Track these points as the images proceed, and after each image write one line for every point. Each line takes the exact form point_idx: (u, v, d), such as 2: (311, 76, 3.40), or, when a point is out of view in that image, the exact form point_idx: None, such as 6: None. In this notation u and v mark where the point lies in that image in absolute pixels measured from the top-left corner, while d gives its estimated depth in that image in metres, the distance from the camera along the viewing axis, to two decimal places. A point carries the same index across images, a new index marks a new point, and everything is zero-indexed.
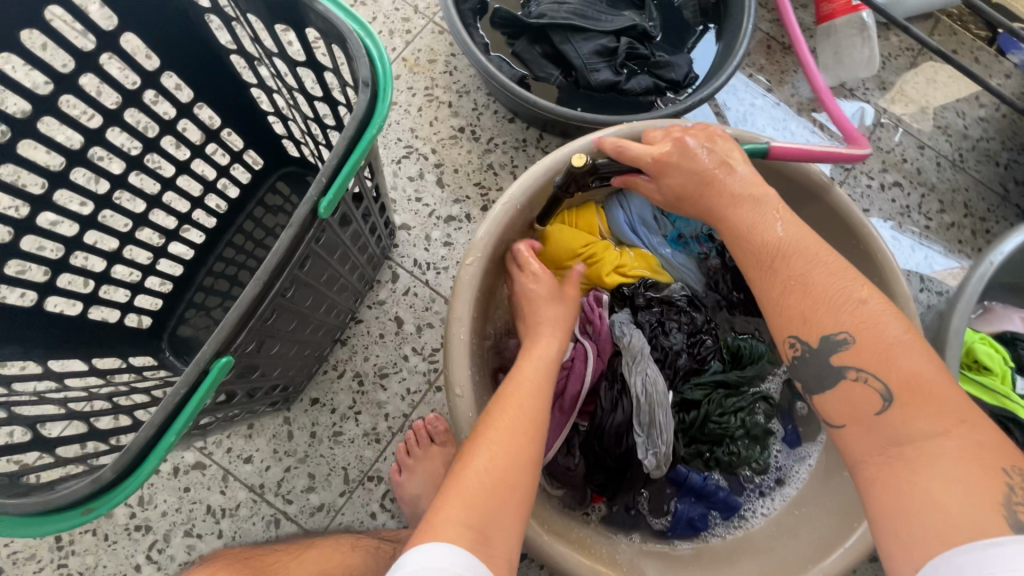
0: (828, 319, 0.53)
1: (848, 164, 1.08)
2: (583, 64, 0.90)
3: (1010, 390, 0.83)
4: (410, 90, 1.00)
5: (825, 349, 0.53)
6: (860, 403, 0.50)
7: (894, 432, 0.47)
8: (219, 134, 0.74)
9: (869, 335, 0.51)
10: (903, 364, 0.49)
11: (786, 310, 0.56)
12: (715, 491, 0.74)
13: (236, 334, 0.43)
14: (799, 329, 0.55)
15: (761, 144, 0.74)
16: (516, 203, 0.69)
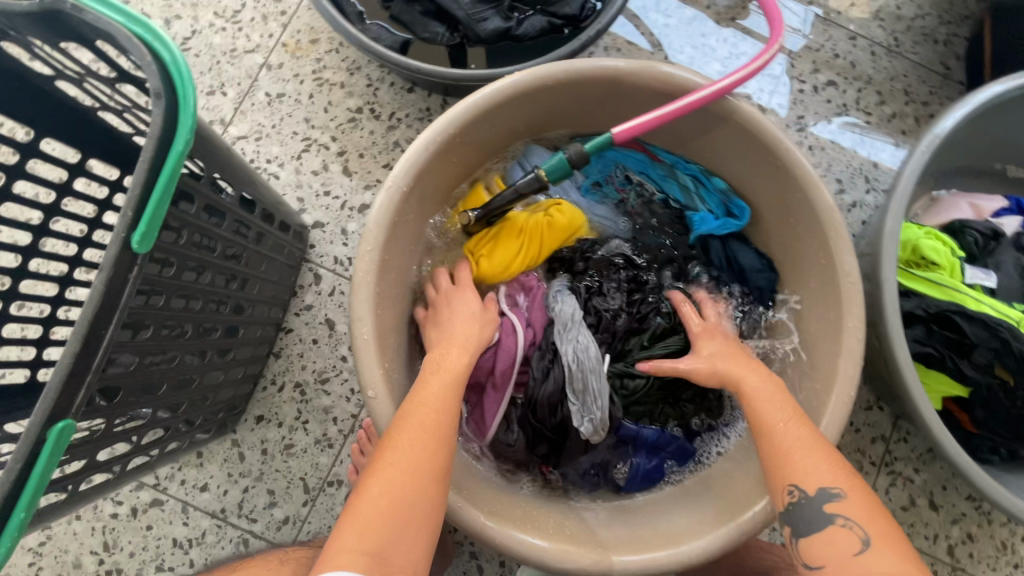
0: (827, 472, 0.55)
1: (776, 71, 1.01)
2: (467, 16, 0.83)
3: (958, 282, 0.79)
4: (297, 77, 0.93)
5: (821, 498, 0.54)
6: (843, 547, 0.52)
7: (869, 573, 0.50)
8: (80, 167, 0.69)
9: (852, 491, 0.54)
10: (878, 518, 0.53)
11: (782, 459, 0.57)
12: (669, 442, 0.75)
13: (69, 397, 0.42)
14: (800, 476, 0.55)
15: (659, 71, 0.66)
16: (402, 186, 0.64)
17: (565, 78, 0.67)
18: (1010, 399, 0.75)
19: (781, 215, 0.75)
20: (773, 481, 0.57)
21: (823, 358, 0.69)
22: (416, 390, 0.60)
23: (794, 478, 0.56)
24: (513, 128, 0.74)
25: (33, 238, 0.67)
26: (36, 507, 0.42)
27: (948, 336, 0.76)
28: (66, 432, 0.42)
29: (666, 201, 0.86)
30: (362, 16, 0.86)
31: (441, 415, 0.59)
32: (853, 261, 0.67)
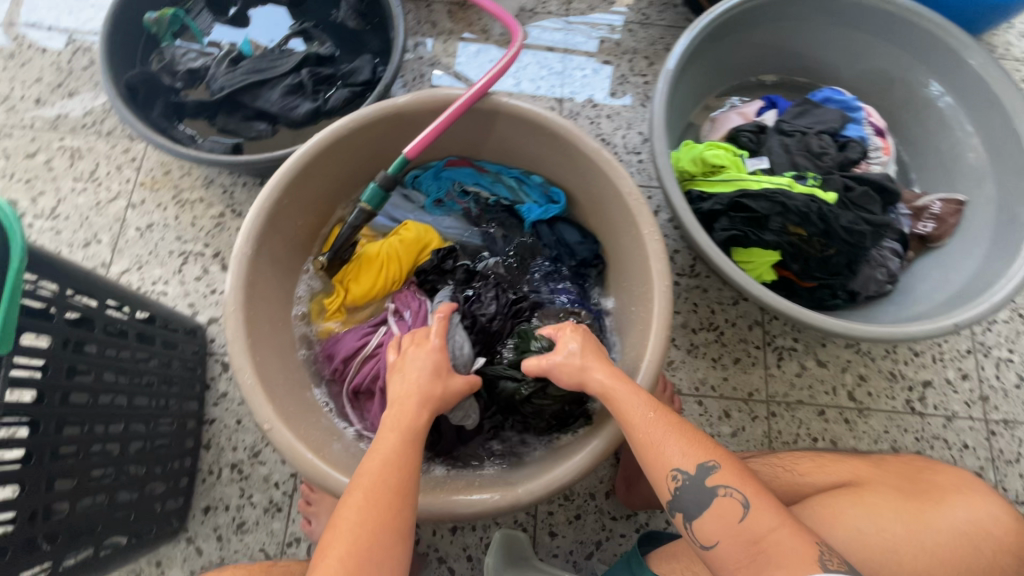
0: (699, 448, 0.59)
1: (559, 68, 1.21)
2: (281, 108, 0.99)
3: (742, 172, 0.94)
4: (160, 206, 1.05)
5: (699, 474, 0.57)
6: (732, 515, 0.55)
7: (752, 533, 0.54)
8: None
9: (722, 457, 0.59)
10: (748, 477, 0.57)
11: (658, 447, 0.60)
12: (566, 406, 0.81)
13: None
14: (679, 460, 0.58)
15: (428, 96, 0.82)
16: (247, 250, 0.74)
17: (359, 125, 0.81)
18: (814, 247, 0.88)
19: (574, 173, 0.89)
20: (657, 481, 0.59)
21: (639, 265, 0.81)
22: (372, 451, 0.62)
23: (675, 462, 0.59)
24: (334, 180, 0.87)
25: None
26: None
27: (744, 216, 0.90)
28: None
29: (499, 201, 0.99)
30: (194, 138, 1.00)
31: (397, 467, 0.60)
32: (631, 182, 0.81)
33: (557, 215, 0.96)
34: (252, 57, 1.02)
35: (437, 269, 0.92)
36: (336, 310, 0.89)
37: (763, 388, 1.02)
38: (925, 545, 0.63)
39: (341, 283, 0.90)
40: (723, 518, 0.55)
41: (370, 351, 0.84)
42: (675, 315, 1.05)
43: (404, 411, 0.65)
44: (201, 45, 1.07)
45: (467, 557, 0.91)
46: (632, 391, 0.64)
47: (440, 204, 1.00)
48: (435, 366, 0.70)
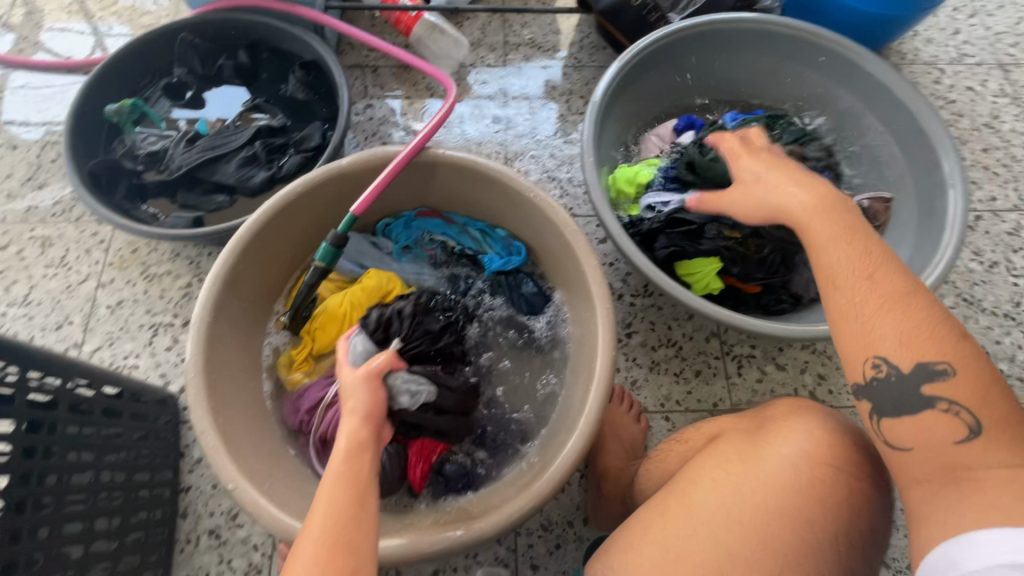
0: (894, 317, 0.59)
1: (502, 115, 1.28)
2: (237, 179, 1.05)
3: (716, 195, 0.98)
4: (130, 282, 1.10)
5: (913, 371, 0.57)
6: (939, 433, 0.56)
7: (964, 457, 0.54)
8: None
9: (964, 367, 0.56)
10: (961, 386, 0.55)
11: (908, 341, 0.58)
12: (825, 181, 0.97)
13: None
14: (890, 350, 0.58)
15: (370, 155, 0.88)
16: (206, 317, 0.78)
17: (305, 190, 0.86)
18: (749, 249, 0.95)
19: (513, 213, 0.94)
20: (857, 345, 0.61)
21: (582, 291, 0.86)
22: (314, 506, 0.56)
23: (881, 351, 0.59)
24: (288, 241, 0.91)
25: None
26: None
27: (681, 230, 0.97)
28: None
29: (464, 251, 1.02)
30: (157, 216, 1.05)
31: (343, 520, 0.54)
32: (564, 214, 0.86)
33: (518, 266, 0.99)
34: (208, 135, 1.09)
35: None
36: (303, 362, 0.93)
37: (727, 398, 1.04)
38: (766, 473, 0.60)
39: (308, 333, 0.93)
40: (931, 431, 0.56)
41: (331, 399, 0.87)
42: (634, 335, 1.08)
43: (359, 403, 0.64)
44: (161, 129, 1.14)
45: None
46: (824, 255, 0.67)
47: (408, 252, 1.02)
48: (361, 387, 0.66)
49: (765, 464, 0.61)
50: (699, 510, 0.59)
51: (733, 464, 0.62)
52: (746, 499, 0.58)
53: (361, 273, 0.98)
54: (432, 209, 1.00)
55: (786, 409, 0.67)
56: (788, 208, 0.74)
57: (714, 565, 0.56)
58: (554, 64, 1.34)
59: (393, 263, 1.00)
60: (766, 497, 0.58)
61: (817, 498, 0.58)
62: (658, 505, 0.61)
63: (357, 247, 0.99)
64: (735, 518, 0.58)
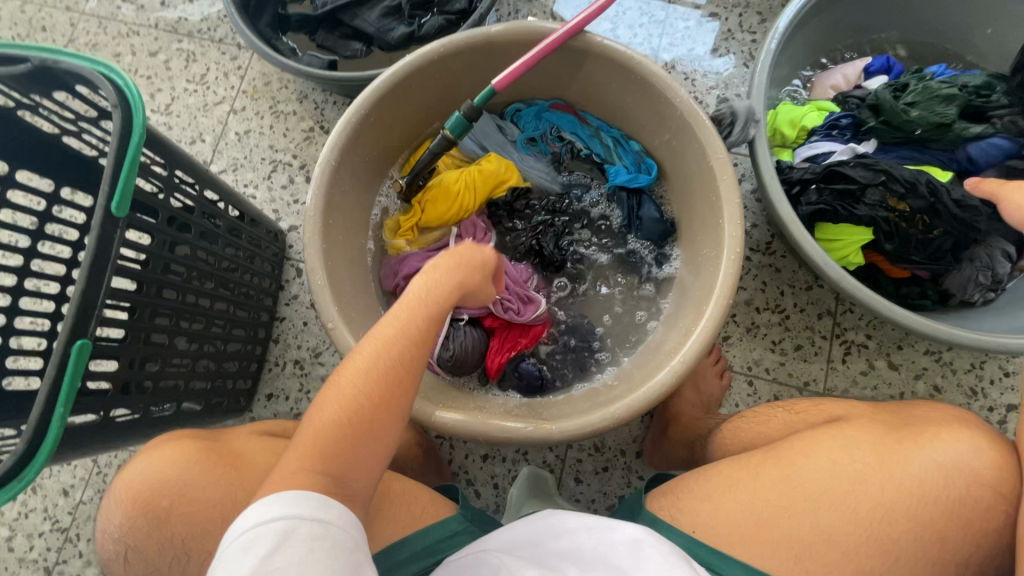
0: None
1: (662, 17, 1.14)
2: (377, 30, 1.01)
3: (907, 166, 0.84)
4: (258, 114, 1.12)
5: None
6: None
7: None
8: (59, 203, 0.76)
9: None
10: None
11: None
12: None
13: (83, 320, 0.57)
14: None
15: (524, 26, 0.81)
16: (332, 160, 0.78)
17: (448, 51, 0.81)
18: (916, 226, 0.81)
19: (658, 126, 0.85)
20: None
21: (712, 228, 0.79)
22: (394, 308, 0.59)
23: None
24: (418, 103, 0.88)
25: (74, 264, 0.78)
26: (71, 404, 0.57)
27: (837, 188, 0.84)
28: (85, 349, 0.57)
29: (590, 156, 0.95)
30: (295, 51, 1.04)
31: (411, 340, 0.57)
32: (719, 138, 0.77)
33: (644, 186, 0.92)
34: None
35: (507, 207, 0.93)
36: (407, 231, 0.93)
37: (821, 380, 0.97)
38: (898, 476, 0.54)
39: (417, 203, 0.92)
40: None
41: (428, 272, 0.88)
42: (742, 290, 1.01)
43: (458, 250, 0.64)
44: None
45: (494, 487, 0.96)
46: None
47: (531, 144, 0.97)
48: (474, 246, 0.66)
49: (902, 464, 0.55)
50: (802, 484, 0.56)
51: (864, 455, 0.56)
52: (868, 491, 0.54)
53: (480, 155, 0.95)
54: (567, 104, 0.94)
55: (944, 418, 0.59)
56: None
57: (806, 540, 0.53)
58: None
59: (515, 154, 0.96)
60: (891, 498, 0.54)
61: (959, 516, 0.53)
62: (757, 464, 0.58)
63: (483, 128, 0.95)
64: (845, 508, 0.54)
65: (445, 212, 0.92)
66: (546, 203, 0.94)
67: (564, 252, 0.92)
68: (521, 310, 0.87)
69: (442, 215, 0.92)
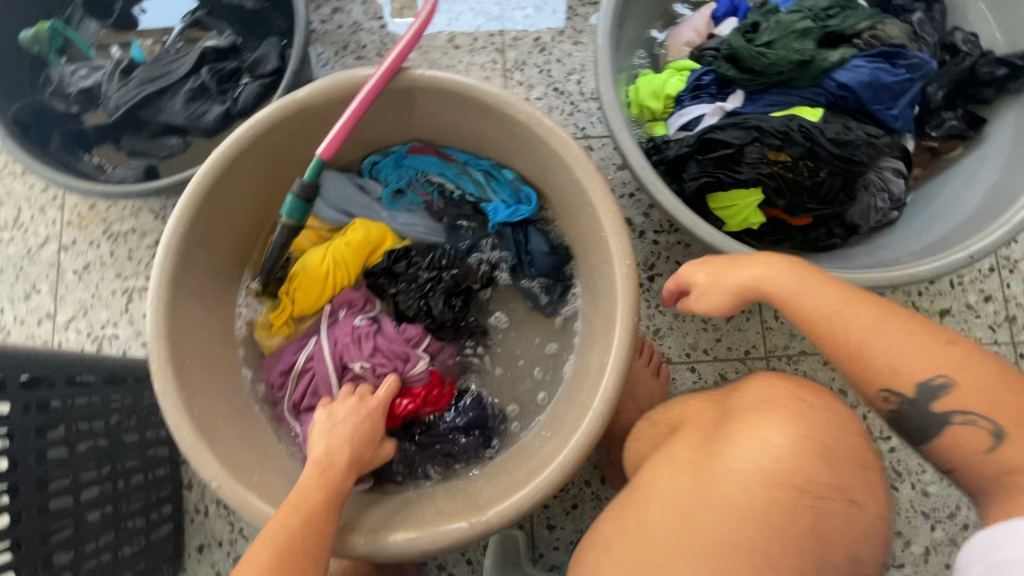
0: (920, 363, 0.50)
1: (497, 11, 1.05)
2: (187, 119, 0.89)
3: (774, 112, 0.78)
4: (93, 243, 0.99)
5: (922, 396, 0.50)
6: (975, 441, 0.49)
7: (1005, 463, 0.48)
8: None
9: (963, 375, 0.49)
10: (1007, 399, 0.48)
11: (925, 357, 0.50)
12: (905, 85, 0.76)
13: None
14: (888, 380, 0.51)
15: (334, 83, 0.73)
16: (165, 294, 0.68)
17: (261, 133, 0.72)
18: (802, 173, 0.77)
19: (513, 145, 0.78)
20: (890, 369, 0.51)
21: (596, 243, 0.73)
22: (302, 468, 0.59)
23: (882, 382, 0.52)
24: (251, 196, 0.78)
25: None
26: None
27: (715, 156, 0.79)
28: None
29: (466, 196, 0.88)
30: (103, 167, 0.91)
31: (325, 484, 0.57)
32: (573, 146, 0.71)
33: (529, 218, 0.85)
34: (144, 63, 0.90)
35: (387, 273, 0.83)
36: (283, 325, 0.83)
37: (761, 344, 0.94)
38: (728, 484, 0.53)
39: (286, 295, 0.82)
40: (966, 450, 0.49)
41: (302, 366, 0.80)
42: (657, 277, 0.96)
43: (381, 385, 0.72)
44: (92, 59, 0.93)
45: (467, 564, 0.89)
46: (819, 298, 0.54)
47: (400, 195, 0.88)
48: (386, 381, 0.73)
49: (710, 478, 0.54)
50: (650, 536, 0.53)
51: (682, 479, 0.55)
52: (700, 531, 0.52)
53: (345, 221, 0.86)
54: (426, 146, 0.85)
55: (802, 394, 0.57)
56: (771, 286, 0.57)
57: None
58: None
59: (384, 212, 0.87)
60: (731, 539, 0.51)
61: (775, 530, 0.51)
62: (622, 518, 0.57)
63: (339, 190, 0.85)
64: (742, 548, 0.51)
65: (316, 293, 0.82)
66: (430, 258, 0.83)
67: (457, 308, 0.82)
68: (399, 371, 0.78)
69: (313, 298, 0.82)
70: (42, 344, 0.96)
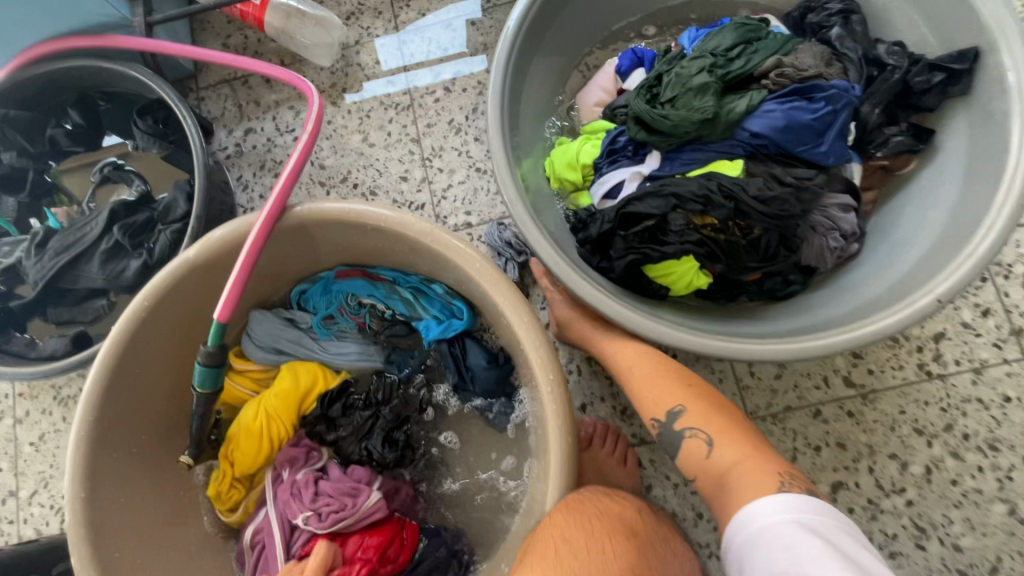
0: (669, 395, 0.68)
1: (406, 101, 1.03)
2: (107, 280, 0.88)
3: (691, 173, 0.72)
4: (45, 411, 0.98)
5: (670, 419, 0.67)
6: (698, 451, 0.64)
7: (720, 467, 0.62)
8: None
9: (693, 405, 0.67)
10: (717, 419, 0.65)
11: (663, 384, 0.69)
12: (829, 118, 0.69)
13: None
14: (652, 408, 0.68)
15: (224, 236, 0.69)
16: (82, 491, 0.64)
17: (160, 300, 0.69)
18: (734, 233, 0.70)
19: (424, 258, 0.74)
20: (649, 399, 0.68)
21: (523, 353, 0.67)
22: None
23: (650, 411, 0.68)
24: (168, 358, 0.75)
25: None
26: None
27: (641, 230, 0.72)
28: None
29: (396, 316, 0.83)
30: (35, 341, 0.90)
31: None
32: (475, 256, 0.67)
33: (465, 330, 0.80)
34: (60, 231, 0.90)
35: (323, 418, 0.78)
36: (231, 494, 0.77)
37: (741, 406, 0.84)
38: None
39: (224, 457, 0.77)
40: (694, 460, 0.64)
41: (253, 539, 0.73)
42: None
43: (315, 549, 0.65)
44: (13, 234, 0.94)
45: None
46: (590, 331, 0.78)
47: (332, 321, 0.83)
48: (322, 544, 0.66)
49: None
50: None
51: None
52: None
53: (279, 362, 0.81)
54: (352, 270, 0.81)
55: (580, 539, 0.56)
56: (563, 320, 0.81)
57: None
58: (459, 16, 1.06)
59: (317, 345, 0.82)
60: None
61: None
62: None
63: (268, 329, 0.81)
64: None
65: (253, 452, 0.76)
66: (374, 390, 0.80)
67: (400, 444, 0.78)
68: (353, 506, 0.70)
69: (252, 458, 0.76)
70: (9, 524, 0.95)
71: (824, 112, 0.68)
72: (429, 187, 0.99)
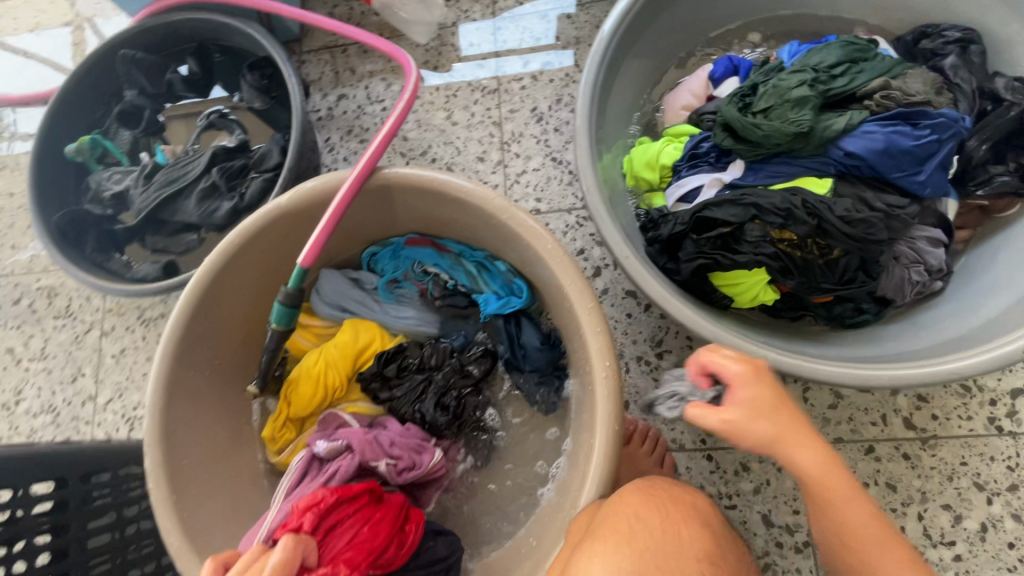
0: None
1: (494, 85, 1.05)
2: (200, 217, 0.95)
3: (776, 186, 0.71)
4: (128, 329, 1.07)
5: None
6: None
7: None
8: None
9: None
10: None
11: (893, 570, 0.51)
12: (932, 147, 0.67)
13: None
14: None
15: (315, 189, 0.74)
16: (160, 402, 0.70)
17: (248, 240, 0.74)
18: (812, 250, 0.69)
19: (495, 236, 0.76)
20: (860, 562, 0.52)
21: (580, 338, 0.68)
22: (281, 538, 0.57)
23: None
24: (246, 295, 0.80)
25: None
26: None
27: (714, 237, 0.72)
28: None
29: (457, 286, 0.86)
30: (131, 264, 0.98)
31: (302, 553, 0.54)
32: (546, 238, 0.69)
33: (522, 309, 0.82)
34: (166, 166, 0.98)
35: (379, 374, 0.82)
36: (283, 431, 0.82)
37: None
38: None
39: (283, 398, 0.82)
40: None
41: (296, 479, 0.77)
42: (666, 354, 0.89)
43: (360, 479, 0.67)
44: (124, 165, 1.03)
45: None
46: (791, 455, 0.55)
47: (396, 284, 0.88)
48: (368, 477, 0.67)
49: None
50: None
51: None
52: None
53: (341, 316, 0.86)
54: (420, 238, 0.84)
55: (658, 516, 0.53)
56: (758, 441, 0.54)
57: None
58: (555, 8, 1.07)
59: (378, 306, 0.86)
60: None
61: None
62: None
63: (335, 287, 0.86)
64: None
65: (309, 394, 0.81)
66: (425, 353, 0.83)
67: (450, 411, 0.78)
68: (416, 464, 0.75)
69: (307, 400, 0.81)
70: (86, 424, 1.04)
71: (929, 141, 0.67)
72: (504, 170, 1.01)
